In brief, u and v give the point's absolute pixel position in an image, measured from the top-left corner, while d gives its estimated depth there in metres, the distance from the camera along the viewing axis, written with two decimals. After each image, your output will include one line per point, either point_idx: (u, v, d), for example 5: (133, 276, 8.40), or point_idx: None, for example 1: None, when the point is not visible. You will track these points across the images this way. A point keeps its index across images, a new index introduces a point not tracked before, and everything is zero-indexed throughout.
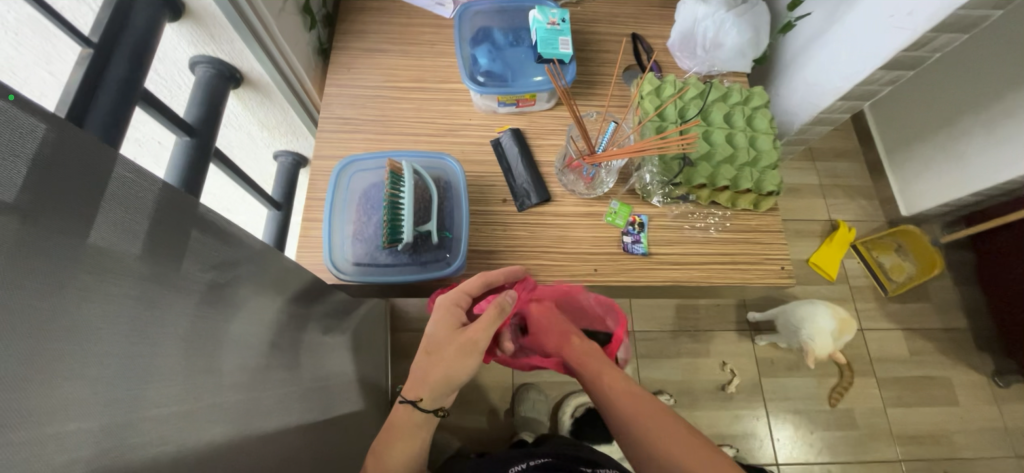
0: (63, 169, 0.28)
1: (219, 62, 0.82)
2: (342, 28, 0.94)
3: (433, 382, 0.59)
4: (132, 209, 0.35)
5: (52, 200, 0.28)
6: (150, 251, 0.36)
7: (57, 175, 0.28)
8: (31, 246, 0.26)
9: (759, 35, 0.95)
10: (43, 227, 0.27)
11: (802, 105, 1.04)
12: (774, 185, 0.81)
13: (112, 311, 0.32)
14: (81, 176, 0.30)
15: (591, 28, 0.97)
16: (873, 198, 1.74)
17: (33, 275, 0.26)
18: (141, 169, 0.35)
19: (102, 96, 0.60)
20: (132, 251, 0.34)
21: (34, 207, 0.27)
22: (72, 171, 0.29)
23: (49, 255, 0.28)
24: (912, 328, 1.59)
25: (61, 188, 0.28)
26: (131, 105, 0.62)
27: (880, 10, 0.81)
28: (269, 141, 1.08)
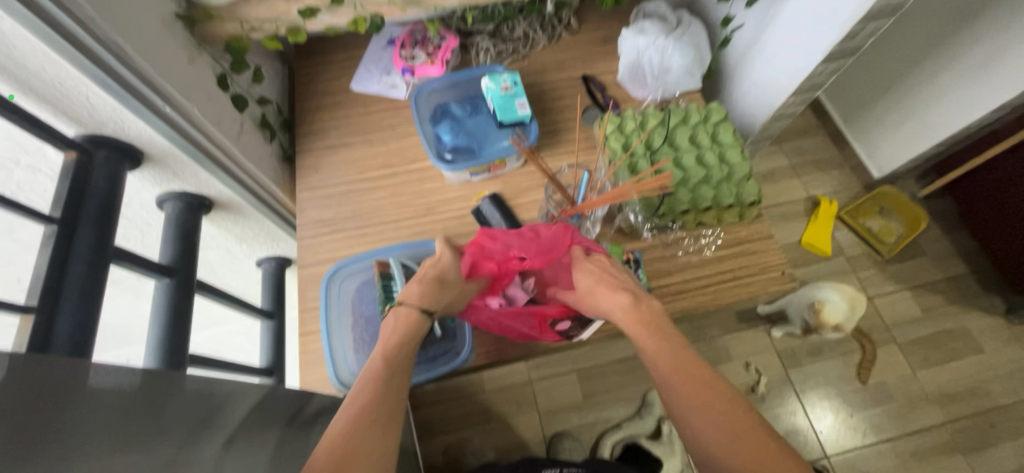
0: (32, 391, 0.36)
1: (186, 194, 0.81)
2: (302, 131, 0.95)
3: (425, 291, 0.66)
4: (118, 393, 0.43)
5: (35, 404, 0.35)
6: (145, 416, 0.43)
7: (36, 387, 0.36)
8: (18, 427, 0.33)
9: (701, 53, 0.98)
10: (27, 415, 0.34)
11: (758, 107, 1.07)
12: (754, 195, 0.83)
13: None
14: (62, 385, 0.38)
15: (542, 79, 1.00)
16: (844, 167, 1.79)
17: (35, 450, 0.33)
18: (113, 367, 0.45)
19: (63, 303, 0.56)
20: (125, 418, 0.41)
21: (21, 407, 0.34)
22: (53, 382, 0.38)
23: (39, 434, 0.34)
24: (917, 286, 1.60)
25: (40, 391, 0.36)
26: (94, 319, 0.57)
27: (807, 10, 0.86)
28: (248, 252, 1.07)
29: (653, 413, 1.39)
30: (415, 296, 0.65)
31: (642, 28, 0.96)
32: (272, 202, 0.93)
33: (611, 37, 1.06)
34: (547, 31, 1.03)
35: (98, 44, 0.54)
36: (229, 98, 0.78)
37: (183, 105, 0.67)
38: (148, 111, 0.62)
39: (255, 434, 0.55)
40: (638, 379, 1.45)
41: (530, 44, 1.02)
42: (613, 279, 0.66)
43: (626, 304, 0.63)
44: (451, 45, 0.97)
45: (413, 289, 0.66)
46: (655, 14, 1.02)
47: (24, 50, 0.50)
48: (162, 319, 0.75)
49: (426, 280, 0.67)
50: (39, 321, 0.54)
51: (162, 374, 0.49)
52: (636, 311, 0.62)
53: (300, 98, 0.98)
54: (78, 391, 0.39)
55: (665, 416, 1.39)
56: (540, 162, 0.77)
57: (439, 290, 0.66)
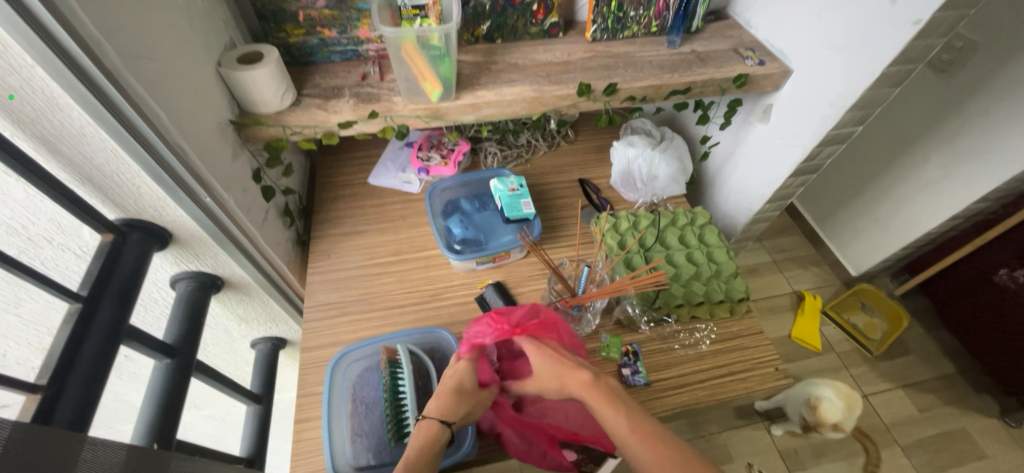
0: (31, 468, 0.35)
1: (201, 274, 0.84)
2: (320, 218, 1.02)
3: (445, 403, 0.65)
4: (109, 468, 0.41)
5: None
6: None
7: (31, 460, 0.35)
8: None
9: (684, 163, 1.12)
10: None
11: (738, 210, 1.18)
12: (742, 291, 0.89)
13: None
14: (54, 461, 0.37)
15: (543, 179, 1.11)
16: (823, 264, 1.89)
17: None
18: (106, 442, 0.43)
19: (71, 383, 0.56)
20: None
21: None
22: (47, 456, 0.37)
23: None
24: (909, 384, 1.61)
25: (34, 462, 0.35)
26: (96, 400, 0.58)
27: (772, 134, 1.00)
28: (246, 332, 1.07)
29: None
30: (437, 409, 0.64)
31: (631, 141, 1.09)
32: (282, 284, 0.96)
33: (604, 146, 1.20)
34: (547, 140, 1.17)
35: (164, 145, 0.62)
36: (259, 188, 0.85)
37: (220, 196, 0.73)
38: (191, 201, 0.68)
39: None
40: None
41: (531, 150, 1.15)
42: (547, 349, 0.68)
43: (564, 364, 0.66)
44: (463, 149, 1.09)
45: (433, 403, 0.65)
46: (641, 129, 1.17)
47: (98, 149, 0.57)
48: (155, 402, 0.73)
49: (445, 390, 0.65)
50: (45, 404, 0.53)
51: (153, 450, 0.48)
52: (597, 384, 0.63)
53: (320, 188, 1.07)
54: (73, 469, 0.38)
55: None
56: (543, 254, 0.83)
57: (459, 404, 0.65)
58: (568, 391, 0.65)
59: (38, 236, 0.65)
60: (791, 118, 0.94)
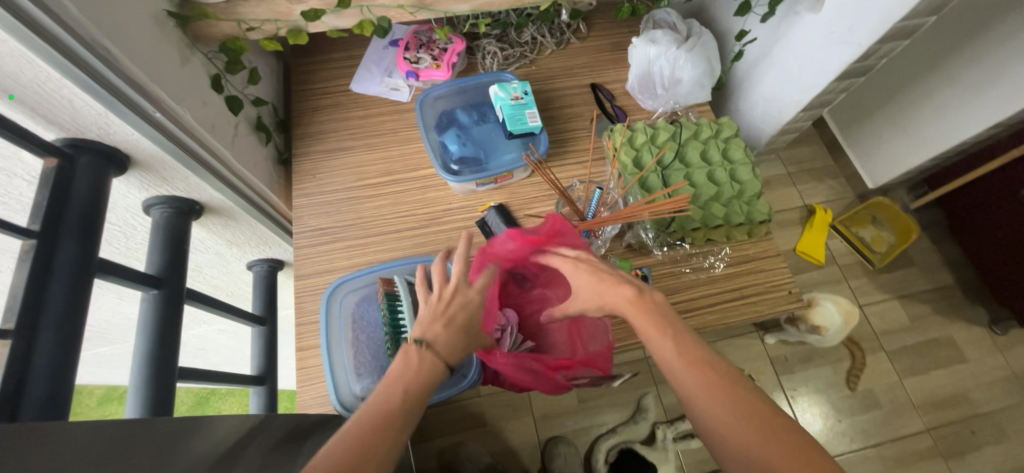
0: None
1: (175, 199, 0.76)
2: (300, 133, 0.91)
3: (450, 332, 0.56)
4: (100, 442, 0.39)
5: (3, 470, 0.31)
6: (138, 457, 0.40)
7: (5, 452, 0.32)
8: None
9: (712, 65, 0.97)
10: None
11: (765, 120, 1.06)
12: (765, 213, 0.82)
13: None
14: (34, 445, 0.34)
15: (550, 85, 0.97)
16: (840, 176, 1.80)
17: None
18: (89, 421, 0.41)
19: (43, 327, 0.52)
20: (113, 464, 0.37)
21: None
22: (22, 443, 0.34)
23: None
24: (905, 295, 1.63)
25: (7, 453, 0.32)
26: (77, 341, 0.54)
27: (819, 28, 0.84)
28: (239, 255, 1.02)
29: (648, 419, 1.40)
30: (441, 341, 0.55)
31: (654, 37, 0.93)
32: (267, 207, 0.89)
33: (620, 44, 1.03)
34: (555, 36, 1.00)
35: (90, 50, 0.50)
36: (222, 99, 0.73)
37: (176, 111, 0.62)
38: (138, 117, 0.58)
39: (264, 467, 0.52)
40: (633, 384, 1.45)
41: (537, 49, 0.99)
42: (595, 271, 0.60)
43: (620, 290, 0.57)
44: (458, 48, 0.93)
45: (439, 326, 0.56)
46: (665, 22, 1.00)
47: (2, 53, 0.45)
48: (149, 334, 0.71)
49: (454, 323, 0.57)
50: (16, 350, 0.50)
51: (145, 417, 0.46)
52: (640, 302, 0.56)
53: (296, 98, 0.94)
54: (47, 453, 0.34)
55: (660, 423, 1.39)
56: (549, 175, 0.74)
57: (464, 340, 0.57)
58: (609, 308, 0.58)
59: None
60: (847, 7, 0.78)
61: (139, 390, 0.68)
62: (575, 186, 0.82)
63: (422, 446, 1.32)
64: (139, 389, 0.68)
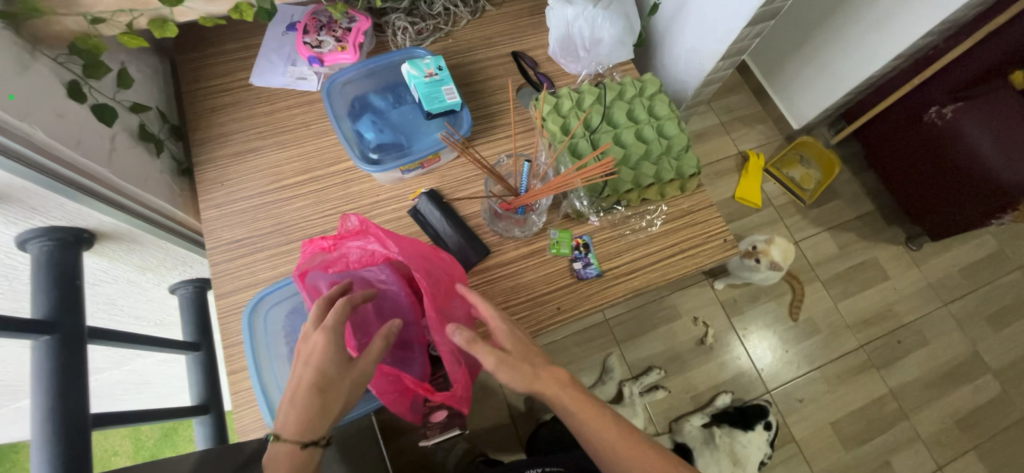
0: None
1: (56, 230, 0.67)
2: (198, 138, 0.82)
3: (301, 421, 0.52)
4: None
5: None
6: None
7: None
8: None
9: (631, 21, 0.95)
10: None
11: (688, 72, 1.07)
12: (694, 166, 0.83)
13: None
14: None
15: (469, 57, 0.93)
16: (768, 120, 1.88)
17: None
18: None
19: None
20: None
21: None
22: None
23: None
24: (834, 226, 1.75)
25: None
26: None
27: None
28: (157, 279, 0.93)
29: (613, 379, 1.44)
30: (290, 425, 0.52)
31: None
32: (174, 225, 0.80)
33: (537, 8, 0.99)
34: (469, 5, 0.95)
35: None
36: (89, 110, 0.63)
37: (26, 131, 0.53)
38: None
39: None
40: (596, 348, 1.49)
41: (452, 21, 0.94)
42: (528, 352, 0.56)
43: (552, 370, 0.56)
44: (363, 26, 0.85)
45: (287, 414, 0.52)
46: None
47: None
48: (49, 385, 0.63)
49: (296, 395, 0.53)
50: None
51: None
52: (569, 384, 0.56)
53: (188, 99, 0.84)
54: None
55: (626, 381, 1.43)
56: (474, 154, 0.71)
57: (317, 412, 0.52)
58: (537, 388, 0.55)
59: None
60: None
61: (45, 448, 0.61)
62: (503, 161, 0.79)
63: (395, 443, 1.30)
64: (45, 448, 0.61)
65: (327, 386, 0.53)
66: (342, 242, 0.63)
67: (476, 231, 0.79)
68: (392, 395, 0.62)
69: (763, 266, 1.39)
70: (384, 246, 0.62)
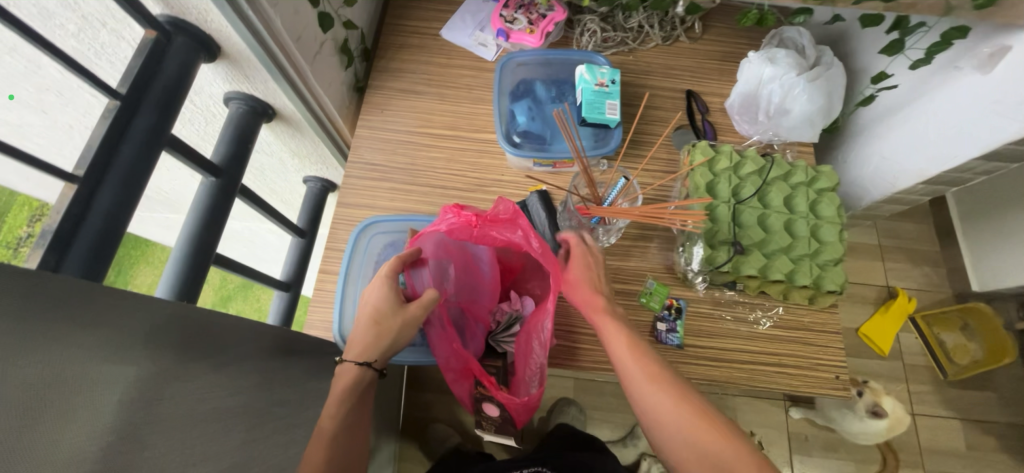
0: (37, 310, 0.34)
1: (252, 99, 0.79)
2: (380, 65, 0.91)
3: (365, 349, 0.62)
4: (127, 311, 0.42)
5: (8, 341, 0.31)
6: (140, 329, 0.43)
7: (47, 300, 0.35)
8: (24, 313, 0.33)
9: (832, 102, 0.85)
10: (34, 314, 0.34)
11: (874, 182, 0.95)
12: (836, 284, 0.72)
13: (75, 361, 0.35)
14: (72, 300, 0.38)
15: (641, 80, 0.91)
16: (940, 266, 1.58)
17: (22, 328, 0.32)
18: (132, 294, 0.44)
19: (107, 181, 0.56)
20: (123, 329, 0.41)
21: (24, 308, 0.33)
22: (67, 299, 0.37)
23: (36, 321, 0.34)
24: (972, 419, 1.43)
25: (44, 306, 0.35)
26: (132, 205, 0.58)
27: (974, 93, 0.71)
28: (298, 167, 1.06)
29: (637, 446, 1.34)
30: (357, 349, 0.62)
31: (774, 57, 0.83)
32: (332, 130, 0.91)
33: (731, 56, 0.93)
34: (664, 30, 0.92)
35: None
36: (315, 13, 0.73)
37: (269, 16, 0.63)
38: (231, 12, 0.58)
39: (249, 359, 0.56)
40: (632, 407, 1.39)
41: (640, 39, 0.92)
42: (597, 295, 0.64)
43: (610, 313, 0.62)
44: (557, 18, 0.87)
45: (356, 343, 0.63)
46: (792, 43, 0.88)
47: None
48: (199, 217, 0.76)
49: (366, 328, 0.62)
50: (77, 200, 0.54)
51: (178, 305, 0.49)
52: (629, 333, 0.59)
53: (386, 30, 0.94)
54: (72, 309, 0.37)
55: (649, 454, 1.32)
56: (578, 152, 0.68)
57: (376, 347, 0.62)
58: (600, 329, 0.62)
59: (91, 15, 0.61)
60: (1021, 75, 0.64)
61: (177, 264, 0.73)
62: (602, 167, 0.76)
63: (413, 394, 1.34)
64: (177, 262, 0.73)
65: (381, 320, 0.62)
66: (490, 223, 0.63)
67: None
68: (455, 370, 0.64)
69: (866, 406, 1.21)
70: (526, 241, 0.61)
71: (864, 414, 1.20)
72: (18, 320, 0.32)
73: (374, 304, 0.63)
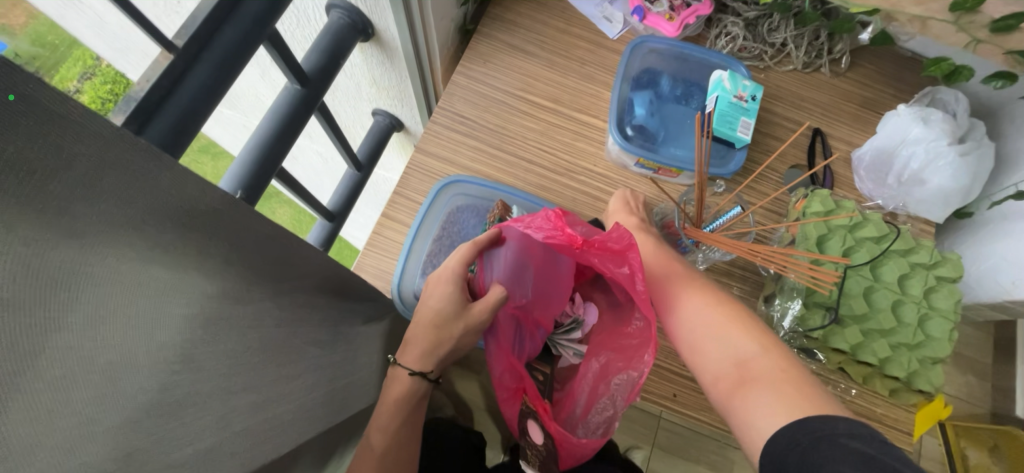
0: (96, 183, 0.23)
1: (356, 12, 0.72)
2: (493, 13, 0.83)
3: (420, 353, 0.59)
4: (240, 230, 0.35)
5: (36, 218, 0.21)
6: (233, 250, 0.35)
7: (123, 185, 0.25)
8: (78, 185, 0.22)
9: (975, 184, 0.75)
10: (97, 189, 0.23)
11: (984, 281, 0.86)
12: (931, 385, 0.65)
13: (141, 267, 0.28)
14: (184, 204, 0.29)
15: (768, 104, 0.81)
16: (985, 379, 1.48)
17: (64, 208, 0.22)
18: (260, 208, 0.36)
19: (203, 60, 0.51)
20: (219, 245, 0.34)
21: (85, 175, 0.23)
22: (175, 200, 0.28)
23: (89, 201, 0.23)
24: None
25: (114, 182, 0.24)
26: (221, 92, 0.53)
27: None
28: (373, 97, 0.97)
29: None
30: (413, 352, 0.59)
31: (927, 117, 0.73)
32: (424, 66, 0.84)
33: (873, 104, 0.83)
34: (808, 55, 0.82)
35: None
36: None
37: None
38: None
39: (303, 293, 0.51)
40: (633, 429, 1.32)
41: (779, 58, 0.82)
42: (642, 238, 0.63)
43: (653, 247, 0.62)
44: (702, 11, 0.78)
45: (412, 344, 0.59)
46: (944, 107, 0.78)
47: None
48: (275, 124, 0.71)
49: (424, 328, 0.59)
50: (169, 72, 0.49)
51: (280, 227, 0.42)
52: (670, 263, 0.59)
53: None
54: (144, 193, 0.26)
55: None
56: (701, 166, 0.61)
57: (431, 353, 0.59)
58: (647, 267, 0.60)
59: None
60: None
61: (243, 166, 0.68)
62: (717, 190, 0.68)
63: None
64: (243, 164, 0.68)
65: (441, 325, 0.59)
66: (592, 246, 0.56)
67: None
68: (508, 388, 0.60)
69: None
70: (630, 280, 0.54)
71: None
72: (66, 190, 0.22)
73: (435, 306, 0.59)
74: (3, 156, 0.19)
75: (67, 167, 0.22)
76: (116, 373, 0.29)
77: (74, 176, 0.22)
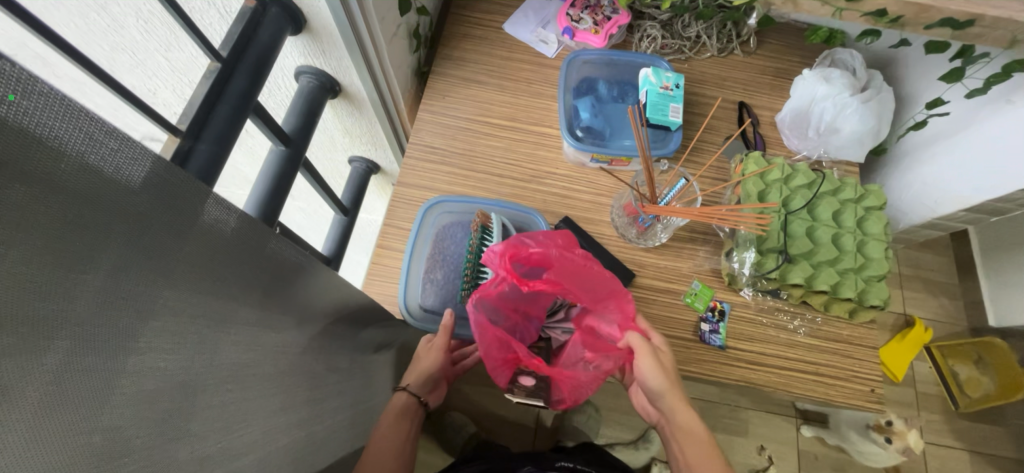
0: (162, 215, 0.29)
1: (323, 74, 0.81)
2: (443, 54, 0.93)
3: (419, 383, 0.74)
4: (269, 264, 0.42)
5: (125, 261, 0.27)
6: (264, 284, 0.43)
7: (186, 223, 0.31)
8: (151, 226, 0.28)
9: (882, 124, 0.87)
10: (165, 230, 0.29)
11: (914, 205, 0.98)
12: (879, 299, 0.74)
13: (203, 301, 0.35)
14: (230, 242, 0.36)
15: (696, 89, 0.93)
16: (958, 299, 1.59)
17: (147, 255, 0.29)
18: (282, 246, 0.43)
19: (203, 138, 0.59)
20: (255, 278, 0.41)
21: (154, 214, 0.28)
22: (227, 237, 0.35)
23: (163, 238, 0.29)
24: (979, 451, 1.44)
25: (171, 218, 0.29)
26: (221, 164, 0.61)
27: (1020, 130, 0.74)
28: (348, 146, 1.06)
29: (649, 449, 1.29)
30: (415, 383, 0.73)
31: (828, 75, 0.86)
32: (390, 110, 0.94)
33: (784, 73, 0.96)
34: (720, 42, 0.94)
35: None
36: None
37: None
38: None
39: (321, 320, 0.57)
40: None
41: (697, 48, 0.94)
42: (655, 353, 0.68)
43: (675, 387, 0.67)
44: (621, 22, 0.91)
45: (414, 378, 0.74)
46: (843, 65, 0.90)
47: None
48: (269, 182, 0.79)
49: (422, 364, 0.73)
50: (176, 156, 0.57)
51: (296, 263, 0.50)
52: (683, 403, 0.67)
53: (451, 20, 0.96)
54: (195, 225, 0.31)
55: (659, 459, 1.30)
56: (643, 150, 0.70)
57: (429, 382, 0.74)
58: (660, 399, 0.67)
59: None
60: None
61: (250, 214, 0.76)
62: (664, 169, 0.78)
63: None
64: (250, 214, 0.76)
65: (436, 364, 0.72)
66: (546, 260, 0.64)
67: (627, 242, 0.80)
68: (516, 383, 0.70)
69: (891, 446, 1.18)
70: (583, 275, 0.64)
71: (882, 442, 1.20)
72: (141, 229, 0.28)
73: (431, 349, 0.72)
74: (84, 216, 0.24)
75: (139, 209, 0.27)
76: (189, 389, 0.35)
77: (145, 217, 0.28)
